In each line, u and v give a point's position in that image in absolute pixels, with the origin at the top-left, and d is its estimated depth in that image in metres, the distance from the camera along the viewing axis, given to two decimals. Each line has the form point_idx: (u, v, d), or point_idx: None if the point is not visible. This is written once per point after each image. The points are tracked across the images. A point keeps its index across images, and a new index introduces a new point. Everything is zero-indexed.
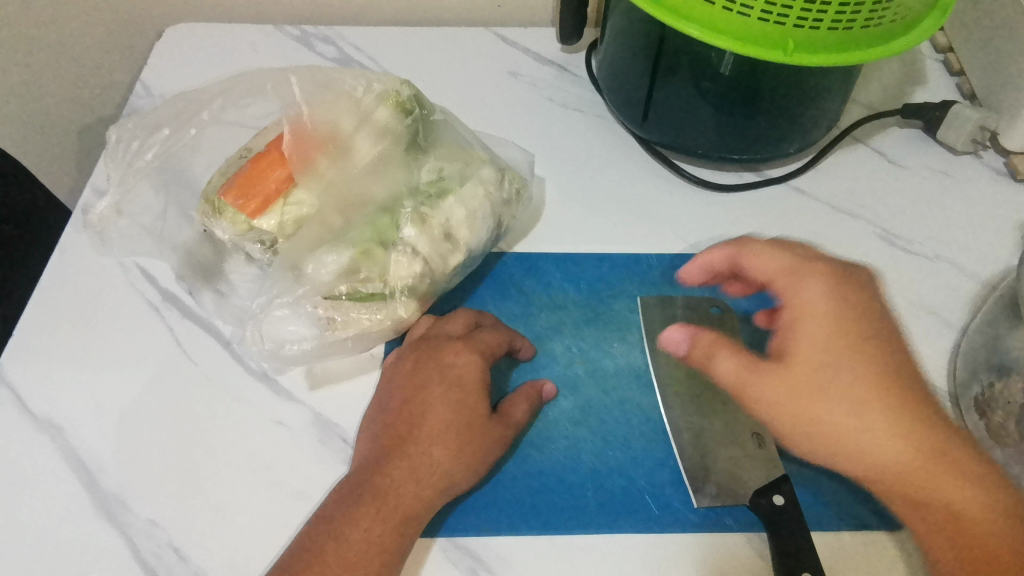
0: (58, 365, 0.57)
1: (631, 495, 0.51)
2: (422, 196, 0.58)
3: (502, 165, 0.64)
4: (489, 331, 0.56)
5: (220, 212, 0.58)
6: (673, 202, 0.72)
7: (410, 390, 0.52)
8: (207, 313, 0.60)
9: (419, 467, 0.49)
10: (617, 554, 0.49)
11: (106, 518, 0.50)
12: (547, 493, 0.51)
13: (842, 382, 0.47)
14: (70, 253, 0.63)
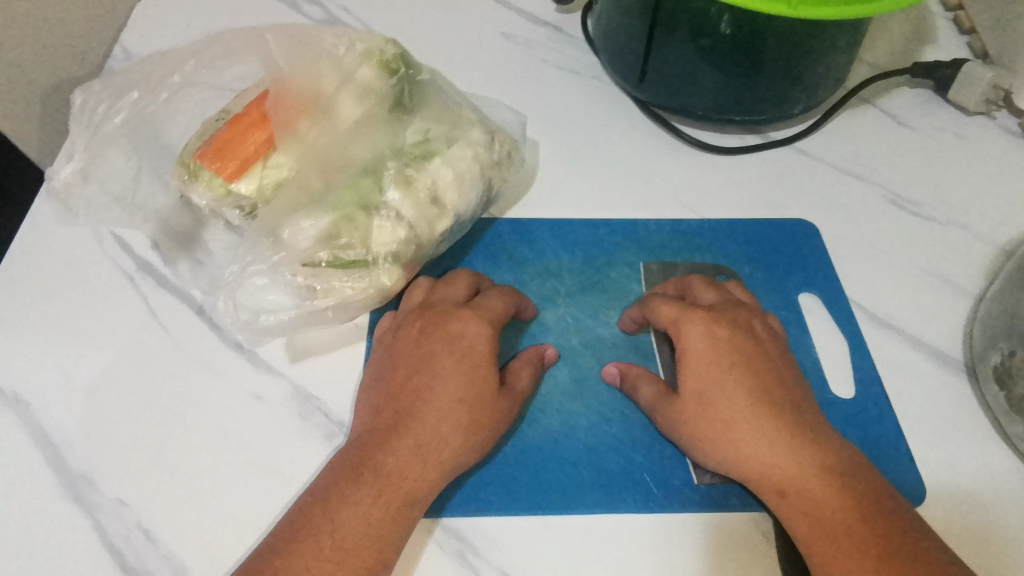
0: (26, 338, 0.54)
1: (628, 473, 0.49)
2: (408, 158, 0.54)
3: (492, 126, 0.60)
4: (494, 294, 0.54)
5: (195, 177, 0.55)
6: (672, 166, 0.69)
7: (413, 359, 0.50)
8: (183, 283, 0.57)
9: (425, 445, 0.46)
10: (612, 535, 0.47)
11: (72, 498, 0.47)
12: (540, 471, 0.49)
13: (738, 414, 0.47)
14: (42, 222, 0.60)
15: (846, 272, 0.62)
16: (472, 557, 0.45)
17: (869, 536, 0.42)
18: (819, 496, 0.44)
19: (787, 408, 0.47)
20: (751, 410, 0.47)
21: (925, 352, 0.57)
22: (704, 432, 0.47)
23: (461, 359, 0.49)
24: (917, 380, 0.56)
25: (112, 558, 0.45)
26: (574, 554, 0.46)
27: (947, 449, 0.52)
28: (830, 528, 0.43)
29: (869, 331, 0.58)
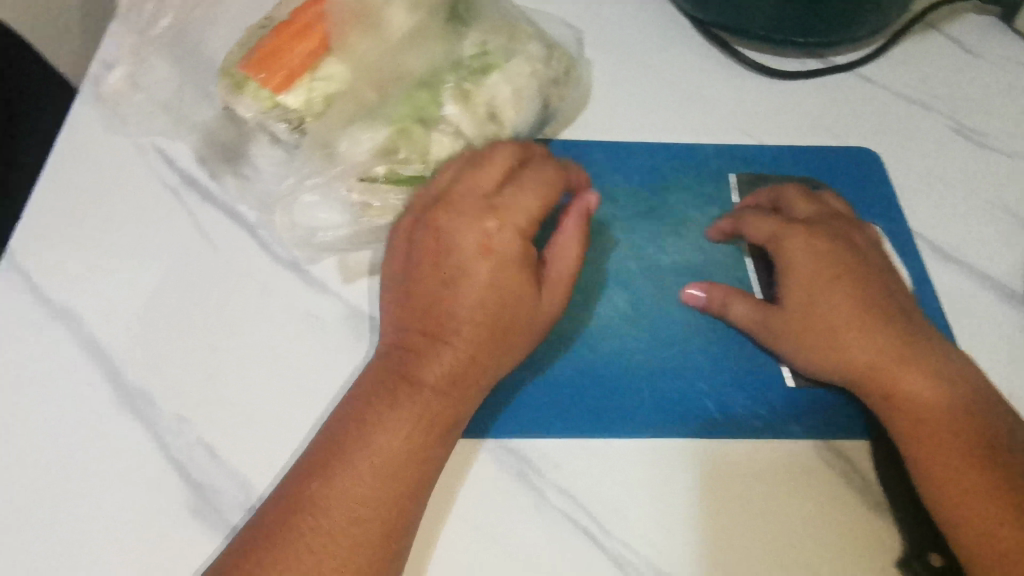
0: (71, 250, 0.53)
1: (688, 398, 0.48)
2: (466, 72, 0.52)
3: (549, 41, 0.57)
4: (528, 182, 0.48)
5: (236, 91, 0.52)
6: (730, 89, 0.66)
7: (437, 253, 0.45)
8: (230, 199, 0.56)
9: (458, 367, 0.42)
10: (674, 458, 0.46)
11: (131, 411, 0.47)
12: (599, 393, 0.48)
13: (845, 323, 0.46)
14: (79, 132, 0.58)
15: (909, 203, 0.60)
16: (534, 477, 0.45)
17: (970, 443, 0.42)
18: (928, 401, 0.43)
19: (891, 318, 0.46)
20: (856, 322, 0.46)
21: (989, 287, 0.56)
22: (809, 339, 0.46)
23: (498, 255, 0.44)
24: (982, 314, 0.54)
25: (175, 471, 0.45)
26: (637, 477, 0.45)
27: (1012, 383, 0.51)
28: (935, 433, 0.42)
29: (933, 264, 0.57)
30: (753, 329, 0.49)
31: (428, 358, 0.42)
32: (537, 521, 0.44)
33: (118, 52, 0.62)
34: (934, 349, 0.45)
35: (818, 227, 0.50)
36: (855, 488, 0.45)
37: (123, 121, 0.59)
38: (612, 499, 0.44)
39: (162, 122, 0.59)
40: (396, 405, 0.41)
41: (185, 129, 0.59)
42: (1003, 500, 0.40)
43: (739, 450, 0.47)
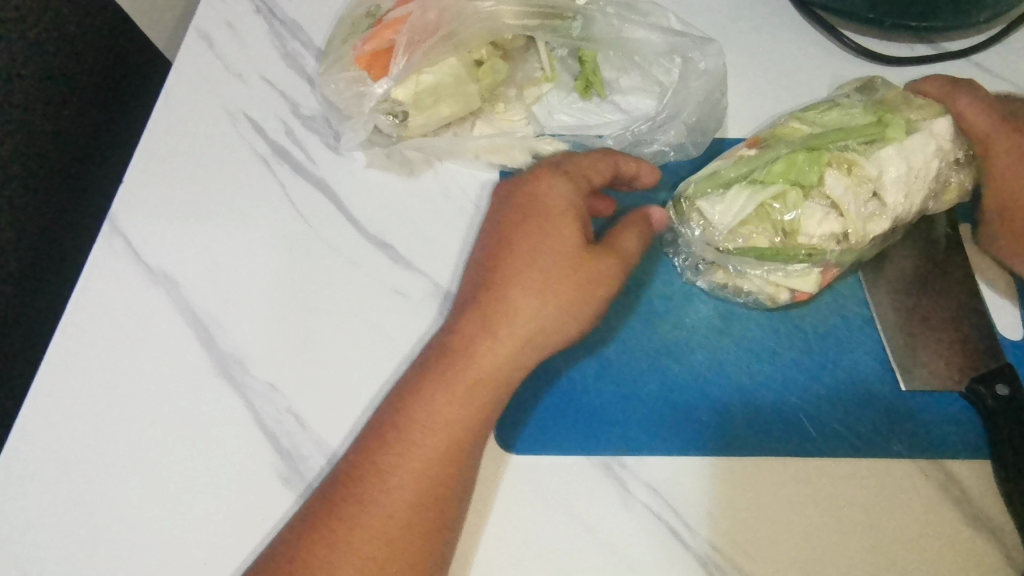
0: (168, 216, 0.54)
1: (783, 414, 0.46)
2: (876, 131, 0.46)
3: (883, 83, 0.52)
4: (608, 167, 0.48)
5: (362, 83, 0.53)
6: (831, 70, 0.61)
7: (505, 266, 0.44)
8: (321, 171, 0.56)
9: (422, 418, 0.41)
10: (765, 475, 0.44)
11: (224, 377, 0.48)
12: (689, 410, 0.47)
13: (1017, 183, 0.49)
14: (174, 99, 0.59)
15: None
16: (619, 469, 0.45)
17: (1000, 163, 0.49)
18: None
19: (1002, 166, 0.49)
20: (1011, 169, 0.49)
21: None
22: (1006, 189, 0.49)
23: (562, 211, 0.45)
24: None
25: (266, 438, 0.46)
26: (726, 479, 0.44)
27: None
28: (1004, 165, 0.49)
29: None
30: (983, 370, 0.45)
31: (474, 352, 0.42)
32: (621, 513, 0.43)
33: (215, 20, 0.63)
34: None
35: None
36: (953, 501, 0.44)
37: (219, 88, 0.60)
38: (698, 498, 0.44)
39: (258, 92, 0.60)
40: (460, 399, 0.41)
41: (278, 99, 0.59)
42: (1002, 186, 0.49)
43: (835, 458, 0.45)
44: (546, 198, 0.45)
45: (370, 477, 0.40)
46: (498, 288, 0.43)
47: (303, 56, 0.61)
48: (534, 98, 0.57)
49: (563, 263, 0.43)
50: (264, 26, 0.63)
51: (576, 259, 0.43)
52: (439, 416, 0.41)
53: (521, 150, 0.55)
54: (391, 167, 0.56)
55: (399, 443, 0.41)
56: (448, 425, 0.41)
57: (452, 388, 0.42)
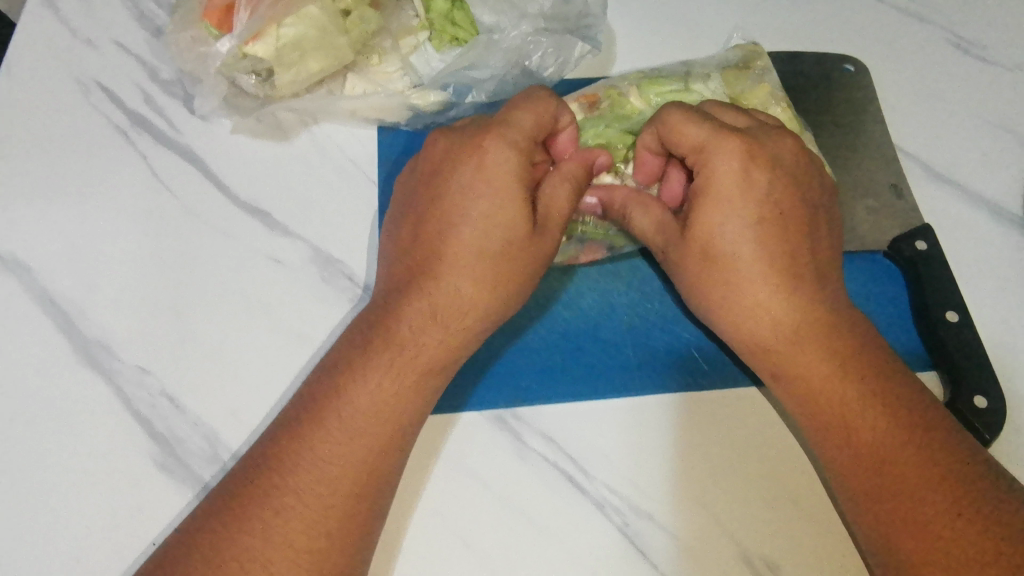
0: (18, 197, 0.50)
1: (677, 352, 0.46)
2: None
3: (763, 67, 0.51)
4: (524, 109, 0.43)
5: (204, 43, 0.50)
6: (714, 6, 0.60)
7: (464, 225, 0.41)
8: (183, 139, 0.52)
9: (344, 415, 0.37)
10: (661, 412, 0.44)
11: (90, 365, 0.45)
12: (582, 356, 0.46)
13: (769, 317, 0.41)
14: (15, 69, 0.54)
15: (907, 128, 0.55)
16: (511, 421, 0.44)
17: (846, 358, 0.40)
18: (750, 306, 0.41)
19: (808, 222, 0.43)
20: (750, 213, 0.41)
21: (986, 217, 0.52)
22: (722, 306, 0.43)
23: (501, 179, 0.41)
24: (975, 245, 0.51)
25: (140, 425, 0.43)
26: (630, 420, 0.44)
27: (1012, 309, 0.48)
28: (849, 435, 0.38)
29: (927, 194, 0.53)
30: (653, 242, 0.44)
31: (357, 382, 0.38)
32: (514, 464, 0.43)
33: None
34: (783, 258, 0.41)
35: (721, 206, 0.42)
36: None
37: (67, 56, 0.55)
38: (595, 441, 0.43)
39: (110, 58, 0.55)
40: (398, 381, 0.39)
41: (133, 65, 0.55)
42: (881, 508, 0.37)
43: (729, 391, 0.45)
44: (481, 164, 0.41)
45: (266, 497, 0.35)
46: (410, 284, 0.41)
47: (158, 16, 0.57)
48: (409, 49, 0.54)
49: (498, 225, 0.40)
50: None
51: (514, 235, 0.41)
52: (366, 408, 0.38)
53: (396, 105, 0.53)
54: (263, 132, 0.53)
55: (334, 411, 0.38)
56: (373, 408, 0.38)
57: (395, 368, 0.39)
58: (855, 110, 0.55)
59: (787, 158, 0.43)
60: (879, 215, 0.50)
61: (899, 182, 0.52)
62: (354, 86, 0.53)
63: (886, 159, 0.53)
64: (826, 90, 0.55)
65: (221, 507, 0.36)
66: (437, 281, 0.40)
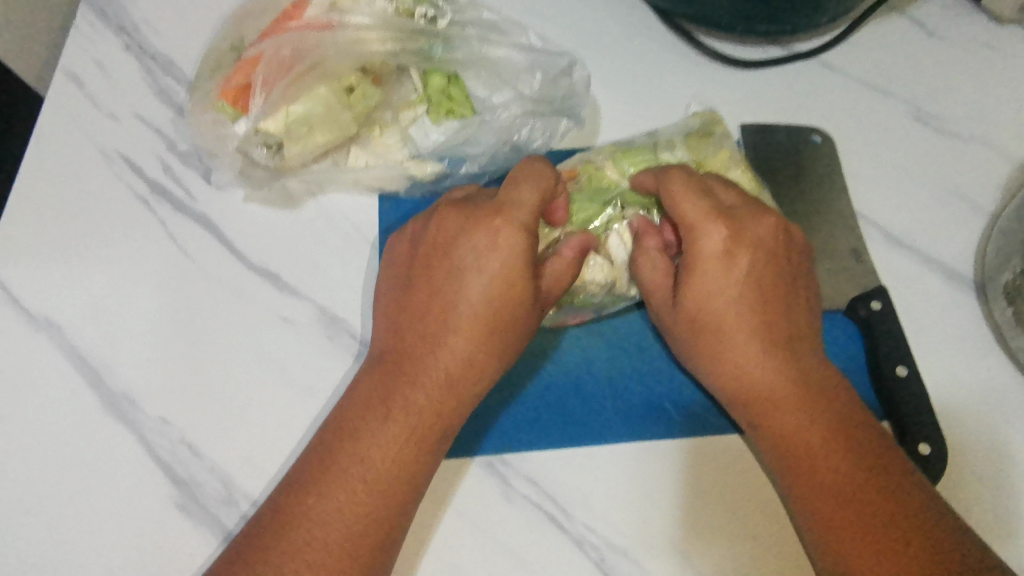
0: (48, 260, 0.54)
1: (652, 402, 0.50)
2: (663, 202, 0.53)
3: (722, 133, 0.56)
4: (525, 190, 0.47)
5: (223, 125, 0.55)
6: (689, 78, 0.64)
7: (474, 300, 0.45)
8: (200, 206, 0.57)
9: (367, 474, 0.42)
10: (640, 460, 0.48)
11: (114, 416, 0.49)
12: (565, 406, 0.50)
13: (747, 371, 0.46)
14: (45, 141, 0.59)
15: (868, 193, 0.60)
16: (500, 466, 0.48)
17: (816, 410, 0.44)
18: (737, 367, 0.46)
19: (786, 288, 0.47)
20: (731, 285, 0.46)
21: (940, 277, 0.56)
22: (706, 359, 0.47)
23: (507, 257, 0.45)
24: (928, 303, 0.55)
25: (162, 469, 0.47)
26: (609, 466, 0.48)
27: (959, 364, 0.53)
28: (816, 476, 0.43)
29: (885, 255, 0.57)
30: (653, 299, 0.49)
31: (372, 443, 0.43)
32: (502, 507, 0.47)
33: (85, 60, 0.63)
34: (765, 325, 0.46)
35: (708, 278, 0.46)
36: None
37: (93, 128, 0.60)
38: (577, 486, 0.47)
39: (133, 131, 0.60)
40: (413, 440, 0.43)
41: (154, 138, 0.60)
42: (845, 549, 0.41)
43: (700, 437, 0.49)
44: (490, 244, 0.45)
45: (294, 546, 0.40)
46: (422, 352, 0.45)
47: (177, 92, 0.62)
48: (408, 122, 0.58)
49: (507, 300, 0.45)
50: (132, 67, 0.63)
51: (520, 309, 0.45)
52: (384, 465, 0.42)
53: (396, 175, 0.57)
54: (272, 199, 0.58)
55: (351, 467, 0.42)
56: (390, 465, 0.42)
57: (412, 429, 0.43)
58: (820, 178, 0.59)
59: (768, 238, 0.47)
60: (837, 277, 0.55)
61: (858, 248, 0.56)
62: (357, 158, 0.57)
63: (848, 226, 0.57)
64: (792, 160, 0.60)
65: (247, 553, 0.40)
66: (449, 350, 0.45)
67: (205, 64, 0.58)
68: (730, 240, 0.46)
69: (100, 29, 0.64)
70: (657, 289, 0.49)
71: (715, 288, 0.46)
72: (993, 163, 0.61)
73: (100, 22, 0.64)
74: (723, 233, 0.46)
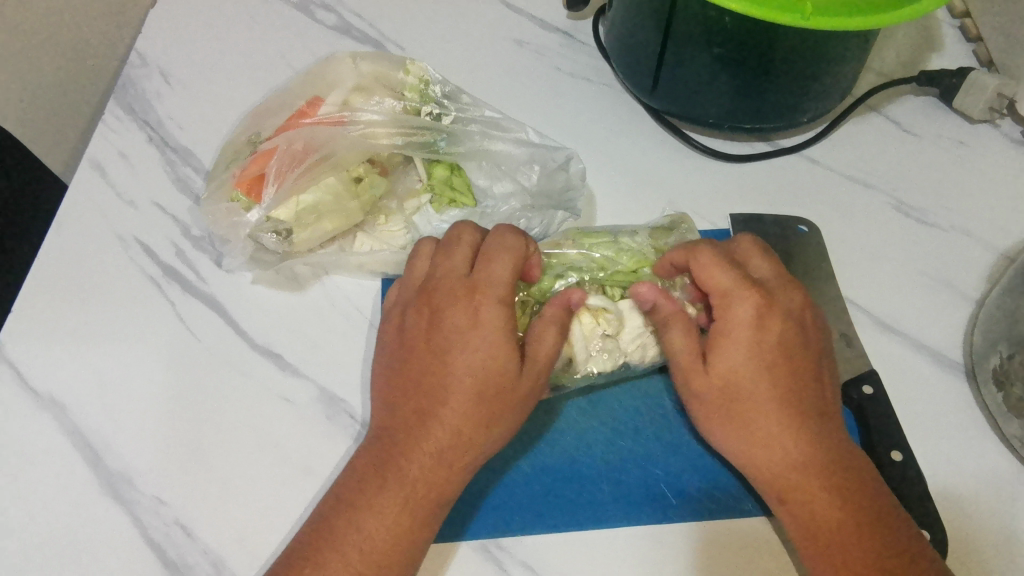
0: (58, 339, 0.56)
1: (648, 486, 0.50)
2: (627, 283, 0.52)
3: (687, 228, 0.57)
4: (497, 261, 0.49)
5: (236, 213, 0.57)
6: (679, 172, 0.67)
7: (455, 371, 0.46)
8: (209, 288, 0.59)
9: (363, 547, 0.42)
10: (641, 547, 0.48)
11: (112, 496, 0.49)
12: (562, 489, 0.50)
13: (767, 446, 0.46)
14: (65, 225, 0.62)
15: (856, 281, 0.61)
16: (496, 551, 0.48)
17: (833, 479, 0.45)
18: (768, 444, 0.46)
19: (811, 360, 0.48)
20: (757, 359, 0.47)
21: (931, 363, 0.57)
22: (727, 432, 0.47)
23: (490, 331, 0.46)
24: (920, 389, 0.56)
25: (154, 552, 0.47)
26: (606, 551, 0.48)
27: (953, 450, 0.53)
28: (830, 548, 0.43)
29: (875, 341, 0.58)
30: (676, 369, 0.49)
31: (365, 517, 0.43)
32: None
33: (110, 152, 0.66)
34: (795, 399, 0.46)
35: (738, 349, 0.47)
36: (801, 553, 0.48)
37: (113, 214, 0.63)
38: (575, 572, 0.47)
39: (150, 218, 0.63)
40: (408, 511, 0.44)
41: (170, 224, 0.62)
42: None
43: (698, 523, 0.49)
44: (474, 319, 0.47)
45: None
46: (407, 423, 0.46)
47: (195, 181, 0.65)
48: (413, 210, 0.62)
49: (489, 369, 0.46)
50: (154, 158, 0.66)
51: (500, 378, 0.46)
52: (379, 535, 0.43)
53: (398, 260, 0.59)
54: (280, 283, 0.60)
55: (349, 544, 0.43)
56: (386, 538, 0.43)
57: (405, 500, 0.44)
58: (809, 266, 0.61)
59: (796, 311, 0.48)
60: None
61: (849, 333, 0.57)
62: (361, 244, 0.60)
63: (837, 312, 0.59)
64: (782, 248, 0.62)
65: None
66: (439, 421, 0.45)
67: (222, 156, 0.61)
68: (759, 313, 0.47)
69: (127, 124, 0.68)
70: (687, 358, 0.48)
71: (746, 362, 0.47)
72: (975, 253, 0.63)
73: (127, 118, 0.69)
74: (751, 307, 0.47)
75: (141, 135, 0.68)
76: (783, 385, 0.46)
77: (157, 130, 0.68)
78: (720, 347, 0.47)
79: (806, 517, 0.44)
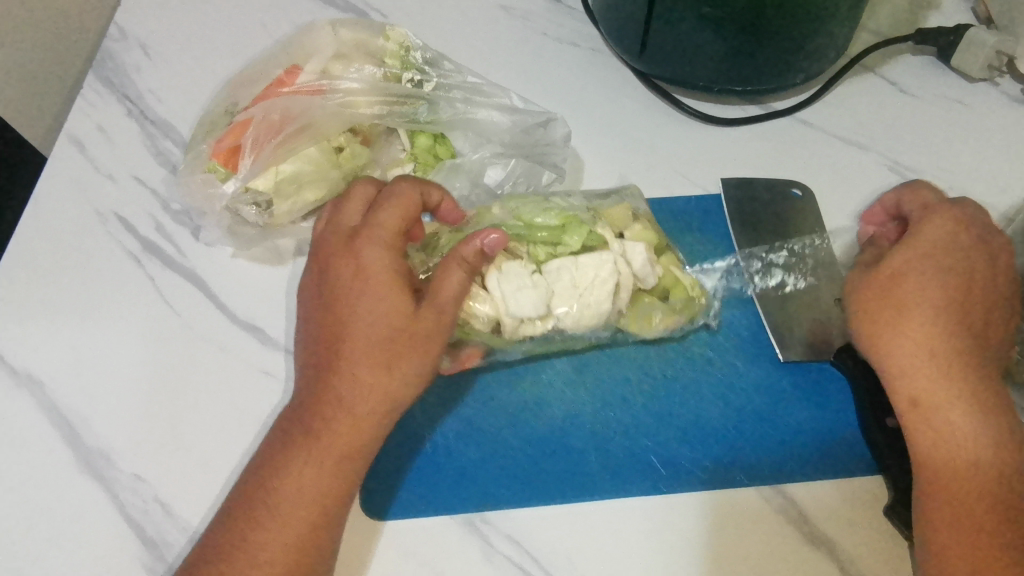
0: (36, 317, 0.55)
1: (636, 457, 0.49)
2: (554, 237, 0.50)
3: (631, 193, 0.57)
4: (388, 204, 0.46)
5: (212, 185, 0.56)
6: (670, 137, 0.65)
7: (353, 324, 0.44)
8: (188, 262, 0.58)
9: (285, 505, 0.42)
10: (628, 519, 0.47)
11: (90, 475, 0.49)
12: (549, 461, 0.49)
13: (913, 350, 0.45)
14: (41, 200, 0.60)
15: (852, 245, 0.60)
16: (481, 525, 0.47)
17: (973, 397, 0.44)
18: (914, 345, 0.45)
19: (1000, 285, 0.47)
20: (933, 269, 0.46)
21: None
22: (872, 333, 0.47)
23: (380, 275, 0.44)
24: None
25: (133, 530, 0.47)
26: (592, 524, 0.47)
27: None
28: (949, 460, 0.43)
29: None
30: (858, 275, 0.50)
31: (291, 479, 0.43)
32: (482, 567, 0.46)
33: (88, 125, 0.65)
34: (965, 315, 0.46)
35: (918, 256, 0.47)
36: (792, 523, 0.47)
37: (91, 189, 0.61)
38: (561, 545, 0.46)
39: (129, 191, 0.61)
40: (331, 470, 0.43)
41: (149, 198, 0.61)
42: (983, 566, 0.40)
43: (686, 494, 0.48)
44: (359, 269, 0.45)
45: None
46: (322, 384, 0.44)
47: (173, 153, 0.64)
48: (397, 178, 0.60)
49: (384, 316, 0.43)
50: (132, 132, 0.65)
51: (402, 326, 0.44)
52: (306, 497, 0.42)
53: None
54: (261, 256, 0.58)
55: (279, 506, 0.42)
56: (310, 499, 0.42)
57: (322, 456, 0.43)
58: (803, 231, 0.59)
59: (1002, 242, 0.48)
60: (821, 326, 0.54)
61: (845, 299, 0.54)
62: None
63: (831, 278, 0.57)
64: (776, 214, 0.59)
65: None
66: (345, 378, 0.44)
67: (198, 128, 0.60)
68: (952, 226, 0.48)
69: (104, 97, 0.67)
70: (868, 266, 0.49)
71: (926, 266, 0.47)
72: None
73: (105, 91, 0.67)
74: (946, 221, 0.48)
75: (119, 108, 0.66)
76: (956, 298, 0.46)
77: (135, 103, 0.67)
78: (905, 254, 0.48)
79: (933, 427, 0.44)
